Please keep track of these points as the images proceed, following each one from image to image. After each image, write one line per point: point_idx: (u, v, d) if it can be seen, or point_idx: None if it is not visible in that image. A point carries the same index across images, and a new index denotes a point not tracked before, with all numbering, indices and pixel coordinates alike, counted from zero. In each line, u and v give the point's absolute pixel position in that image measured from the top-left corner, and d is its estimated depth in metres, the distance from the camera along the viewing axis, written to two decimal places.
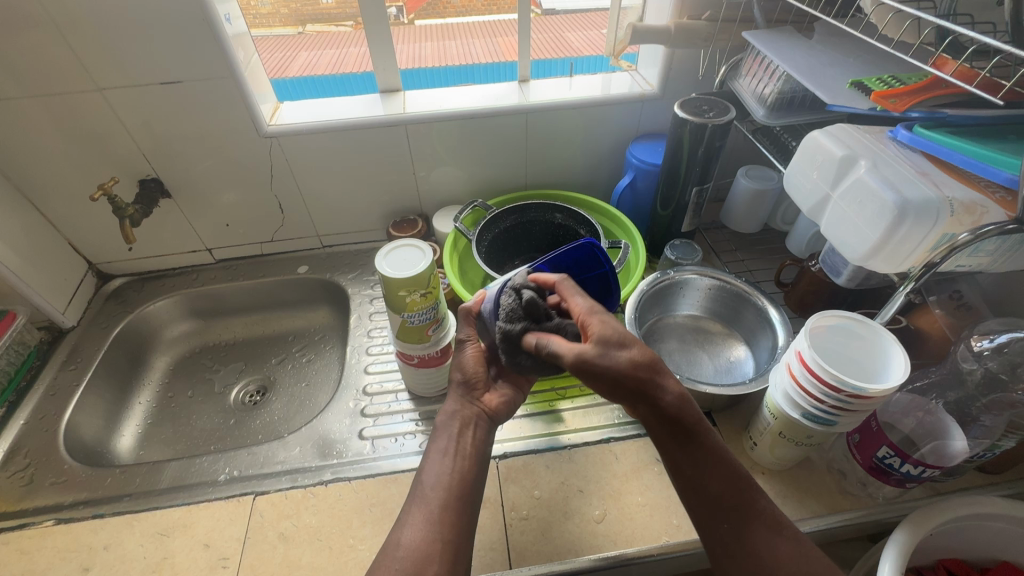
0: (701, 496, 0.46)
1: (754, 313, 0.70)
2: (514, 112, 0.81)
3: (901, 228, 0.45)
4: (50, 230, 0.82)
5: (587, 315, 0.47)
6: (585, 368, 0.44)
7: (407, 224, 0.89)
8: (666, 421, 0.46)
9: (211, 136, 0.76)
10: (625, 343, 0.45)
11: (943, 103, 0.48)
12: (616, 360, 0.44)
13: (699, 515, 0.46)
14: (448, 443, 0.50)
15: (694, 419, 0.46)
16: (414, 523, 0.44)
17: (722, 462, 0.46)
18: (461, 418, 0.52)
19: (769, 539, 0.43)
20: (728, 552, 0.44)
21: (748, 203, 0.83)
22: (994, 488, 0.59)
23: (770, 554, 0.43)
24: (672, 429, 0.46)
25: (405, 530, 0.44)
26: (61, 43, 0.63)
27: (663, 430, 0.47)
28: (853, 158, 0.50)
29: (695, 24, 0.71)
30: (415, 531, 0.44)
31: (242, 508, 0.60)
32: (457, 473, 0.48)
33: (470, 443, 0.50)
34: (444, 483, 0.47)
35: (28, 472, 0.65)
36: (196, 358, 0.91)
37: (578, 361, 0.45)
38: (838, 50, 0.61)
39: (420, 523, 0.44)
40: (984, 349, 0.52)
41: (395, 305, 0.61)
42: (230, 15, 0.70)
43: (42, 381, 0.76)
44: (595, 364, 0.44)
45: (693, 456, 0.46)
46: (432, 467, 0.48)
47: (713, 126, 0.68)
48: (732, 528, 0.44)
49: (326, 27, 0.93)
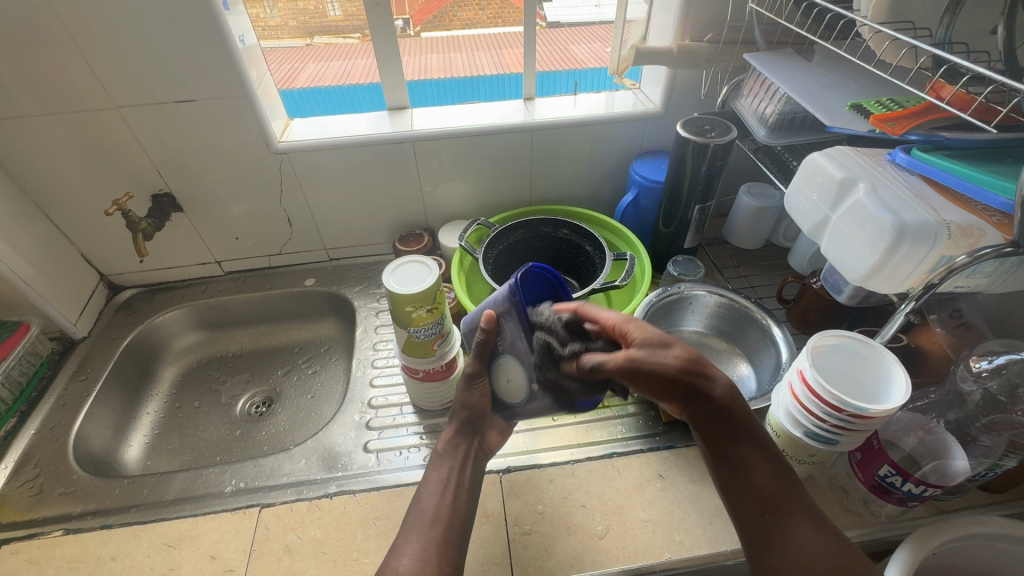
0: (745, 486, 0.47)
1: (757, 331, 0.71)
2: (519, 129, 0.82)
3: (900, 250, 0.46)
4: (65, 243, 0.83)
5: (624, 323, 0.49)
6: (635, 370, 0.45)
7: (413, 238, 0.91)
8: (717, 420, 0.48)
9: (223, 151, 0.78)
10: (666, 344, 0.48)
11: (938, 127, 0.49)
12: (666, 359, 0.46)
13: (740, 504, 0.47)
14: (448, 475, 0.54)
15: (746, 415, 0.48)
16: (412, 554, 0.47)
17: (766, 456, 0.47)
18: (462, 451, 0.56)
19: (808, 533, 0.43)
20: (767, 543, 0.44)
21: (750, 220, 0.84)
22: (995, 508, 0.59)
23: (807, 543, 0.43)
24: (721, 425, 0.48)
25: (402, 559, 0.46)
26: (81, 63, 0.65)
27: (711, 424, 0.48)
28: (852, 180, 0.51)
29: (697, 46, 0.72)
30: (412, 559, 0.46)
31: (247, 520, 0.61)
32: (454, 505, 0.52)
33: (469, 475, 0.55)
34: (442, 512, 0.51)
35: (38, 481, 0.66)
36: (204, 369, 0.92)
37: (628, 364, 0.45)
38: (837, 72, 0.62)
39: (416, 553, 0.47)
40: (982, 370, 0.53)
41: (402, 320, 0.62)
42: (244, 33, 0.72)
43: (53, 391, 0.77)
44: (644, 363, 0.45)
45: (738, 446, 0.47)
46: (431, 496, 0.52)
47: (715, 145, 0.69)
48: (772, 517, 0.45)
49: (334, 39, 0.97)
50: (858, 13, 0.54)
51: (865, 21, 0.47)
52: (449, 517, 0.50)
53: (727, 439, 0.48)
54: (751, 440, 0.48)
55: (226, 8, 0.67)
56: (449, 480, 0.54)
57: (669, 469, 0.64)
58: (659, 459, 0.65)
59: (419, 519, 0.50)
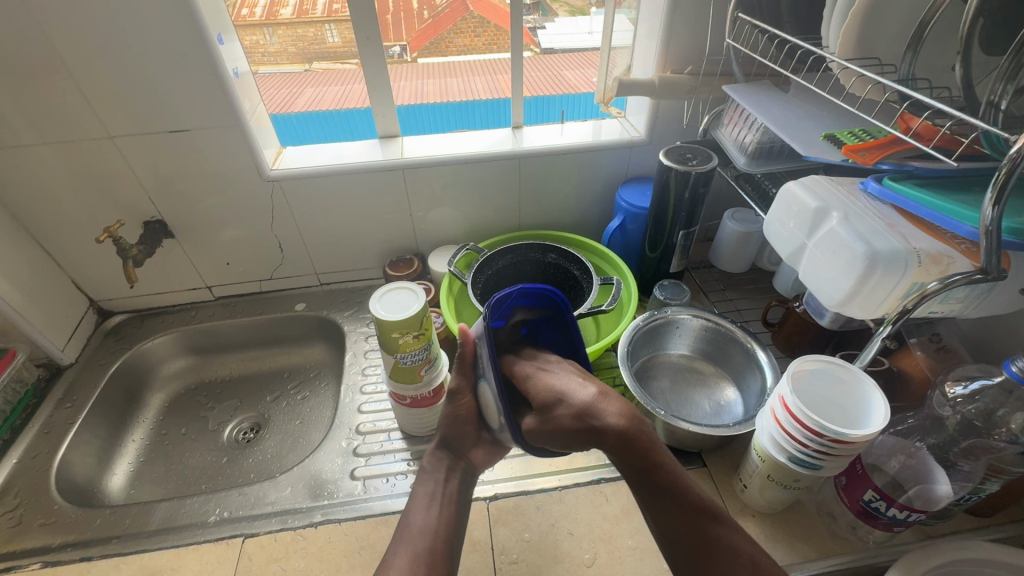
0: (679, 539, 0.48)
1: (743, 356, 0.72)
2: (508, 156, 0.84)
3: (873, 277, 0.47)
4: (54, 268, 0.84)
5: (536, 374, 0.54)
6: (546, 426, 0.50)
7: (403, 263, 0.92)
8: (621, 455, 0.48)
9: (215, 179, 0.79)
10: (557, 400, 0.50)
11: (907, 157, 0.51)
12: (560, 417, 0.49)
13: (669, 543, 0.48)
14: (434, 488, 0.57)
15: (652, 462, 0.48)
16: (401, 563, 0.49)
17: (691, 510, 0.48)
18: (445, 464, 0.59)
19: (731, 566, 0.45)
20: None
21: (735, 244, 0.85)
22: (983, 532, 0.59)
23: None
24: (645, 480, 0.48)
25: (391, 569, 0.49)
26: (75, 93, 0.67)
27: (635, 481, 0.49)
28: (826, 209, 0.52)
29: (679, 77, 0.75)
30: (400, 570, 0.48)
31: (230, 551, 0.60)
32: (444, 519, 0.54)
33: (454, 488, 0.57)
34: (432, 526, 0.53)
35: (17, 512, 0.65)
36: (191, 395, 0.91)
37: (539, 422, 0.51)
38: (811, 103, 0.65)
39: (405, 563, 0.49)
40: (958, 396, 0.53)
41: (389, 346, 0.62)
42: (236, 63, 0.74)
43: (38, 419, 0.76)
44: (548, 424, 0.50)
45: (651, 493, 0.48)
46: (420, 512, 0.54)
47: (697, 173, 0.71)
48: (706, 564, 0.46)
49: (332, 64, 0.89)
50: (827, 48, 0.56)
51: (832, 58, 0.49)
52: (434, 531, 0.52)
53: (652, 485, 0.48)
54: (672, 489, 0.48)
55: (221, 42, 0.69)
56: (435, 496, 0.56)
57: None
58: None
59: (407, 531, 0.52)
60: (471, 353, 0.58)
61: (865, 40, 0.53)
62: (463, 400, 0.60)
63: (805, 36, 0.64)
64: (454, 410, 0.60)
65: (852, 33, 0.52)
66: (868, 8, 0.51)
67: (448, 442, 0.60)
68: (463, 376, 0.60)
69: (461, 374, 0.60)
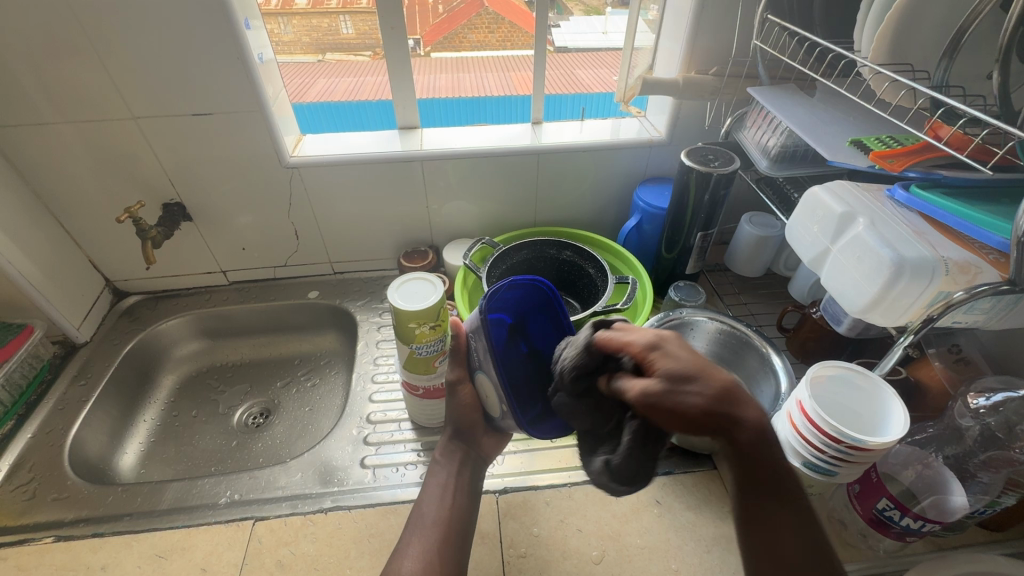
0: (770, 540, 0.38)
1: (758, 360, 0.71)
2: (528, 151, 0.84)
3: (898, 285, 0.46)
4: (72, 247, 0.84)
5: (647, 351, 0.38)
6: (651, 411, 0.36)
7: (418, 255, 0.92)
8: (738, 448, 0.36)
9: (236, 163, 0.79)
10: (689, 376, 0.36)
11: (936, 165, 0.50)
12: (688, 400, 0.35)
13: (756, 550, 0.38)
14: (448, 479, 0.57)
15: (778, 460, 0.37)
16: (414, 556, 0.50)
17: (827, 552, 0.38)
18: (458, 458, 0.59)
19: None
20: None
21: (752, 248, 0.85)
22: (995, 546, 0.59)
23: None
24: (757, 477, 0.37)
25: (404, 562, 0.49)
26: (102, 73, 0.67)
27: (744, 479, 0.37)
28: (851, 215, 0.52)
29: (703, 78, 0.74)
30: (414, 561, 0.49)
31: (240, 533, 0.61)
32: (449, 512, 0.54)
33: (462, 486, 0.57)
34: (443, 518, 0.53)
35: (31, 486, 0.66)
36: (203, 377, 0.92)
37: (644, 401, 0.36)
38: (838, 109, 0.65)
39: (418, 555, 0.50)
40: (981, 407, 0.53)
41: (405, 336, 0.62)
42: (262, 49, 0.74)
43: (52, 395, 0.77)
44: (665, 405, 0.35)
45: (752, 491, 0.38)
46: (429, 505, 0.55)
47: (718, 175, 0.71)
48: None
49: (345, 56, 0.89)
50: (860, 52, 0.56)
51: (865, 62, 0.48)
52: (445, 521, 0.53)
53: (774, 535, 0.38)
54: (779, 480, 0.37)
55: (248, 27, 0.69)
56: (448, 485, 0.57)
57: (666, 495, 0.64)
58: (656, 484, 0.65)
59: (418, 526, 0.53)
60: (463, 346, 0.54)
61: (897, 47, 0.52)
62: (464, 390, 0.57)
63: (836, 39, 0.63)
64: (457, 401, 0.58)
65: (886, 38, 0.51)
66: (905, 11, 0.50)
67: (460, 431, 0.60)
68: (461, 368, 0.56)
69: (459, 365, 0.56)
